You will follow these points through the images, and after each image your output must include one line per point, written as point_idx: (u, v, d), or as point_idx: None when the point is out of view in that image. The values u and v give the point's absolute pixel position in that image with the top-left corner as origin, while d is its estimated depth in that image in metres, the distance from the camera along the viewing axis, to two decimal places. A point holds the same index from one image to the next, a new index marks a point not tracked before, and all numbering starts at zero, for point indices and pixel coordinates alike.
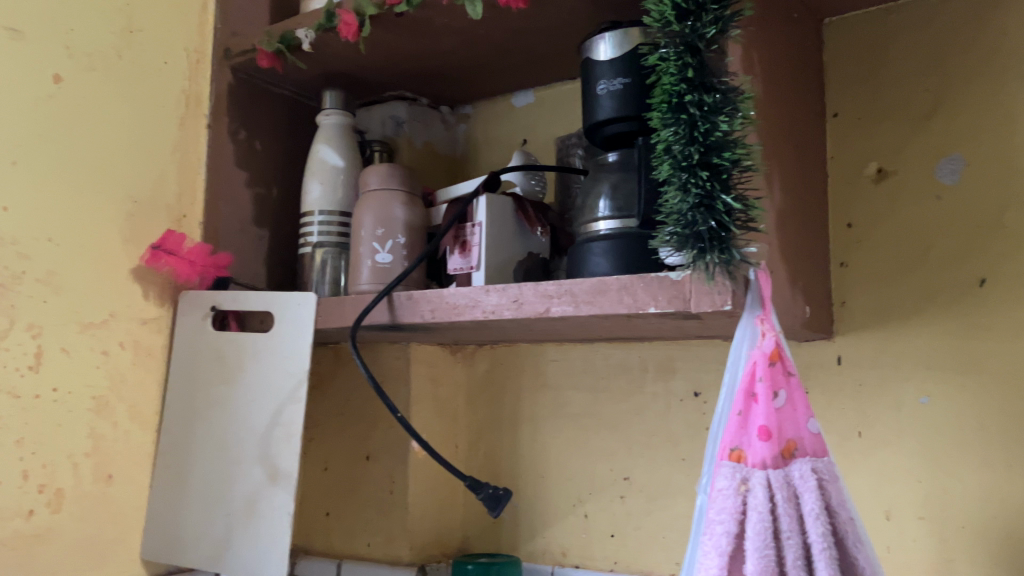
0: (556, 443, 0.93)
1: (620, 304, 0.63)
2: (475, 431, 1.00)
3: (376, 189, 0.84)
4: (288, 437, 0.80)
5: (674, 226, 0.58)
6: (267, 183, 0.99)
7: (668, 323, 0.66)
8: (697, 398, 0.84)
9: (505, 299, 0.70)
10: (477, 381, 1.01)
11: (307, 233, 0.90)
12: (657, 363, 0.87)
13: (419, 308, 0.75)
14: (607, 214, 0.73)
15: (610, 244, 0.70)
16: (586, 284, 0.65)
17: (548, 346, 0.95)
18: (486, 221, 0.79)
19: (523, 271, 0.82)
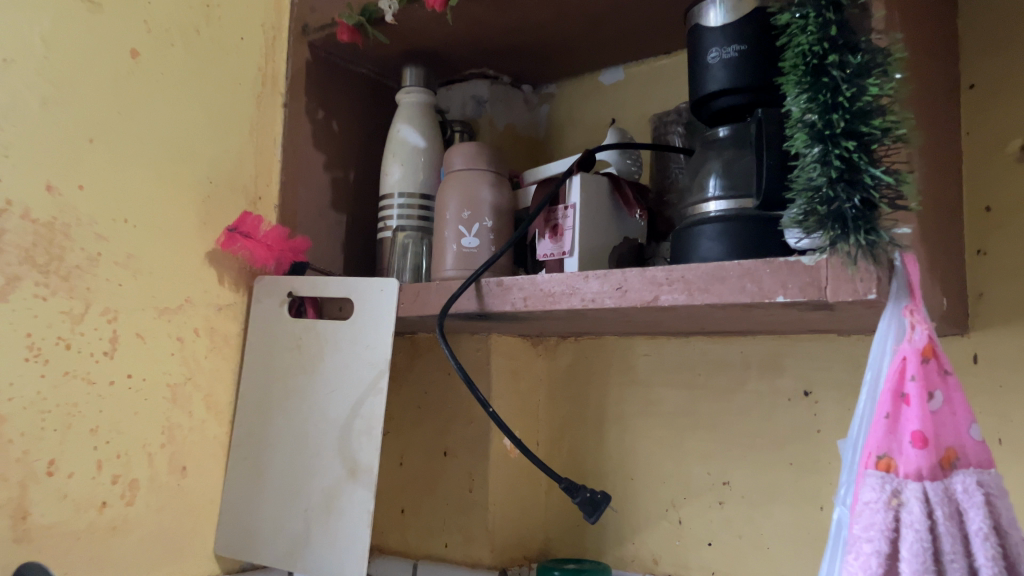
0: (648, 443, 0.87)
1: (743, 292, 0.56)
2: (557, 428, 0.95)
3: (463, 172, 0.78)
4: (370, 430, 0.76)
5: (810, 204, 0.52)
6: (345, 166, 0.95)
7: (791, 314, 0.59)
8: (807, 397, 0.77)
9: (607, 286, 0.64)
10: (560, 376, 0.95)
11: (386, 217, 0.86)
12: (762, 359, 0.80)
13: (510, 295, 0.70)
14: (718, 193, 0.66)
15: (726, 226, 0.63)
16: (704, 269, 0.59)
17: (638, 340, 0.89)
18: (580, 203, 0.73)
19: (617, 257, 0.76)
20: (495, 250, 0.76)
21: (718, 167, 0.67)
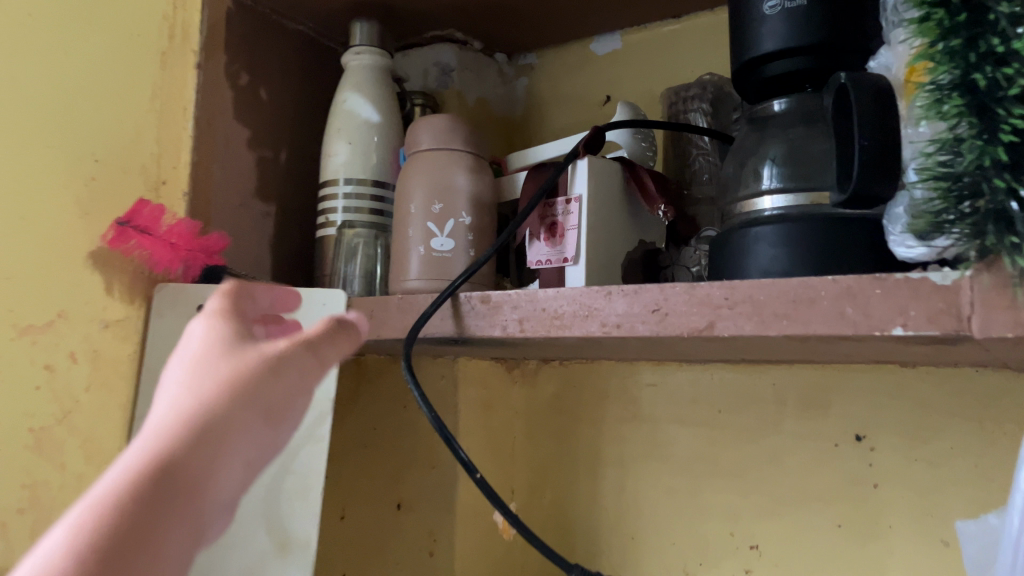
0: (653, 494, 0.71)
1: (842, 321, 0.41)
2: (537, 473, 0.80)
3: (433, 154, 0.60)
4: (300, 488, 0.61)
5: (944, 200, 0.37)
6: (275, 145, 0.74)
7: (887, 349, 0.44)
8: (860, 443, 0.62)
9: (638, 306, 0.47)
10: (541, 407, 0.80)
11: (328, 210, 0.67)
12: (801, 394, 0.65)
13: (500, 316, 0.53)
14: (775, 185, 0.51)
15: (793, 229, 0.47)
16: (782, 288, 0.43)
17: (642, 366, 0.73)
18: (588, 196, 0.56)
19: (627, 266, 0.60)
20: (474, 257, 0.59)
21: (776, 152, 0.52)
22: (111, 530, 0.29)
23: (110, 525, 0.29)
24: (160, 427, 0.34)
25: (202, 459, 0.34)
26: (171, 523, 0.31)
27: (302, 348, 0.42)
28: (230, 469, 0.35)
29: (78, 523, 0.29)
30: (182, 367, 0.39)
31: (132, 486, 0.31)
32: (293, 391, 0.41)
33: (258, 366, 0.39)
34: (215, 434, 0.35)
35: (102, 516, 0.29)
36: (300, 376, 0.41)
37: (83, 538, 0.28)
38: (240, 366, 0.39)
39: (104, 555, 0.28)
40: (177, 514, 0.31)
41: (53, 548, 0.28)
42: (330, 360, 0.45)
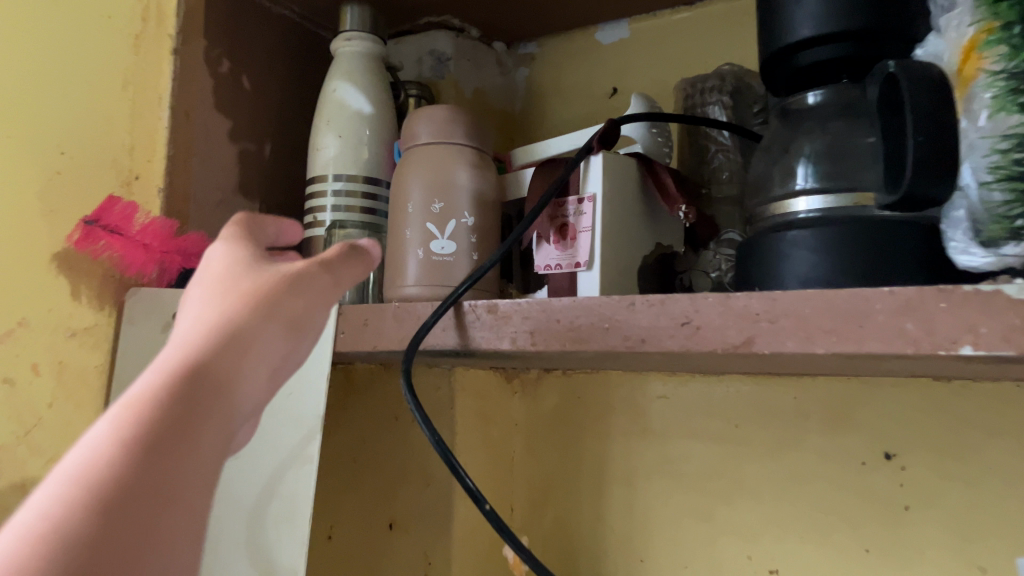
0: (664, 514, 0.67)
1: (900, 339, 0.36)
2: (538, 488, 0.76)
3: (431, 148, 0.55)
4: (284, 514, 0.56)
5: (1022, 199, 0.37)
6: (258, 137, 0.69)
7: (940, 364, 0.40)
8: (890, 461, 0.58)
9: (664, 319, 0.43)
10: (542, 421, 0.76)
11: (316, 208, 0.62)
12: (825, 409, 0.60)
13: (509, 327, 0.48)
14: (812, 185, 0.47)
15: (834, 234, 0.43)
16: (830, 301, 0.38)
17: (652, 378, 0.69)
18: (602, 195, 0.52)
19: (643, 271, 0.55)
20: (478, 260, 0.54)
21: (812, 150, 0.48)
22: (128, 450, 0.26)
23: (126, 442, 0.26)
24: (176, 344, 0.31)
25: (220, 374, 0.30)
26: (193, 437, 0.27)
27: (318, 267, 0.37)
28: (249, 386, 0.31)
29: (94, 443, 0.26)
30: (197, 286, 0.35)
31: (149, 401, 0.27)
32: (316, 308, 0.36)
33: (273, 283, 0.35)
34: (229, 349, 0.31)
35: (118, 434, 0.26)
36: (318, 295, 0.36)
37: (97, 459, 0.25)
38: (254, 283, 0.35)
39: (117, 475, 0.25)
40: (201, 426, 0.28)
41: (67, 471, 0.25)
42: (346, 282, 0.38)
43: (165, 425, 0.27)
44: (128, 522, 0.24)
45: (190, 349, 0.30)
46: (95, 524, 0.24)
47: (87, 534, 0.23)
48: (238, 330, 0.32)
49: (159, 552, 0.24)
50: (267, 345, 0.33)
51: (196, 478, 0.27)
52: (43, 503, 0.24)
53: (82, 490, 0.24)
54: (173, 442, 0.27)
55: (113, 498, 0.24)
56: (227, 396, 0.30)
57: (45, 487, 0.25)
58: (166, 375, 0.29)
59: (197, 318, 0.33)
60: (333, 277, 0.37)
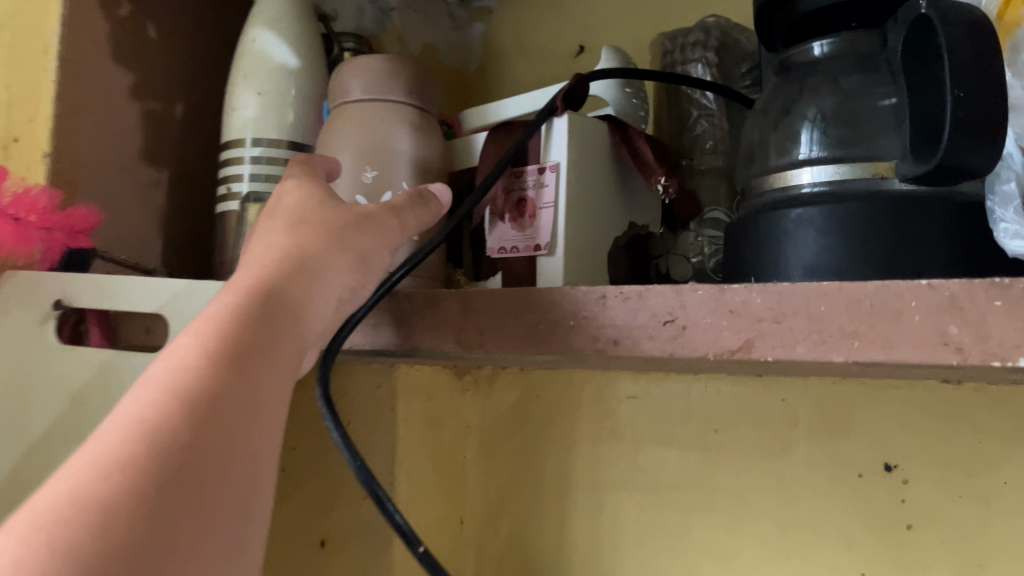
0: (633, 529, 0.60)
1: (941, 347, 0.28)
2: (495, 498, 0.69)
3: (363, 107, 0.46)
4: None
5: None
6: (167, 95, 0.59)
7: (973, 372, 0.33)
8: (891, 474, 0.50)
9: (644, 316, 0.34)
10: (500, 423, 0.69)
11: (231, 177, 0.53)
12: (817, 414, 0.53)
13: (453, 321, 0.40)
14: (820, 154, 0.39)
15: (848, 212, 0.35)
16: (851, 296, 0.30)
17: (622, 375, 0.62)
18: (567, 164, 0.43)
19: (615, 256, 0.47)
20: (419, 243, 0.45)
21: (819, 113, 0.40)
22: (210, 369, 0.27)
23: (210, 362, 0.27)
24: (247, 270, 0.33)
25: (290, 303, 0.32)
26: (263, 363, 0.29)
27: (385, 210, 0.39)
28: (312, 319, 0.33)
29: (180, 358, 0.27)
30: (261, 221, 0.37)
31: (227, 326, 0.29)
32: (379, 249, 0.38)
33: (336, 222, 0.36)
34: (297, 282, 0.33)
35: (203, 351, 0.28)
36: (382, 240, 0.38)
37: (185, 374, 0.27)
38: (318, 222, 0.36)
39: (203, 390, 0.26)
40: (272, 353, 0.30)
41: (158, 380, 0.26)
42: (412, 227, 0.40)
43: (242, 349, 0.28)
44: (214, 432, 0.25)
45: (261, 279, 0.32)
46: (188, 429, 0.25)
47: (178, 445, 0.24)
48: (301, 270, 0.33)
49: (240, 461, 0.26)
50: (330, 281, 0.34)
51: (266, 400, 0.28)
52: (138, 407, 0.25)
53: (173, 398, 0.26)
54: (249, 364, 0.28)
55: (202, 409, 0.26)
56: (294, 327, 0.32)
57: (136, 394, 0.26)
58: (241, 300, 0.31)
59: (262, 252, 0.34)
60: (392, 221, 0.39)
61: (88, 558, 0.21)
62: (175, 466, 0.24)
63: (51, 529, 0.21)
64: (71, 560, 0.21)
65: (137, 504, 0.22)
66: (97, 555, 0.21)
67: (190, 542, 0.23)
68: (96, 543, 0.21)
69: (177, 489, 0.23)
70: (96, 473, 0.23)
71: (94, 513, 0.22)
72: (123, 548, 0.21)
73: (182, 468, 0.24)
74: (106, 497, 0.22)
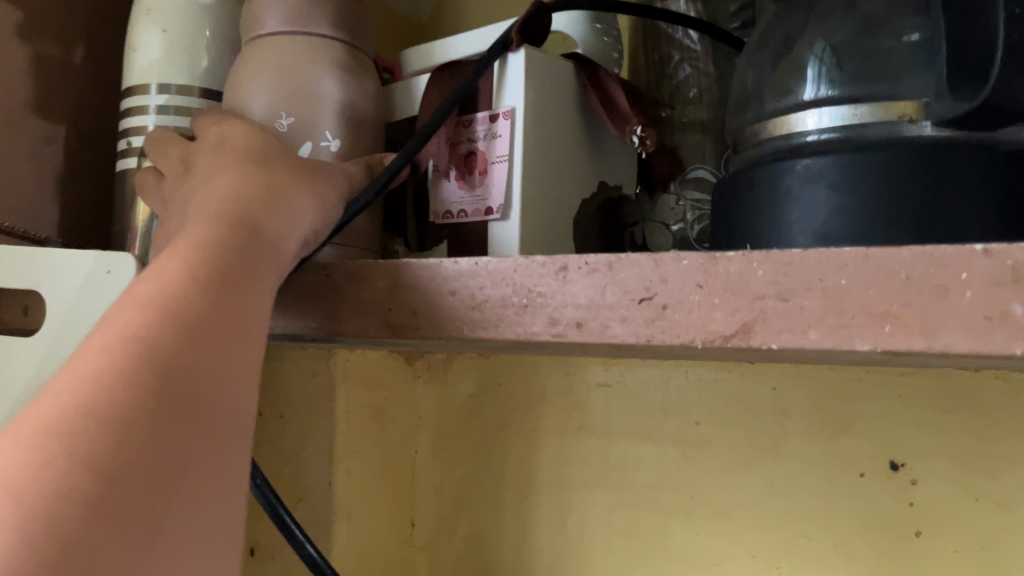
0: (605, 533, 0.54)
1: (1000, 333, 0.21)
2: (452, 497, 0.63)
3: (281, 45, 0.38)
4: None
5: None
6: (62, 37, 0.50)
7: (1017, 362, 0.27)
8: (897, 474, 0.44)
9: (615, 292, 0.27)
10: (455, 414, 0.63)
11: (131, 130, 0.45)
12: (813, 406, 0.47)
13: (381, 300, 0.32)
14: (829, 93, 0.32)
15: (867, 161, 0.28)
16: (880, 267, 0.23)
17: (592, 360, 0.55)
18: (524, 109, 0.36)
19: (583, 222, 0.40)
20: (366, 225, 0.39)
21: (829, 44, 0.33)
22: (195, 291, 0.26)
23: (197, 283, 0.26)
24: (214, 194, 0.31)
25: (267, 234, 0.30)
26: (248, 291, 0.28)
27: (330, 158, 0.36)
28: (291, 246, 0.32)
29: (166, 277, 0.26)
30: (218, 147, 0.34)
31: (211, 248, 0.28)
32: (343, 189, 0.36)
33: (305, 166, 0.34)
34: (275, 210, 0.31)
35: (186, 272, 0.27)
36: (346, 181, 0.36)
37: (172, 294, 0.26)
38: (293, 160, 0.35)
39: (191, 312, 0.25)
40: (257, 277, 0.29)
41: (147, 298, 0.25)
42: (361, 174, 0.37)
43: (225, 274, 0.27)
44: (203, 355, 0.25)
45: (235, 204, 0.30)
46: (181, 350, 0.24)
47: (174, 364, 0.24)
48: (271, 198, 0.31)
49: (230, 384, 0.25)
50: (298, 217, 0.32)
51: (254, 323, 0.28)
52: (129, 325, 0.24)
53: (163, 319, 0.25)
54: (231, 289, 0.27)
55: (196, 329, 0.25)
56: (275, 252, 0.30)
57: (123, 313, 0.25)
58: (219, 225, 0.29)
59: (223, 180, 0.32)
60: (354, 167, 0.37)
61: (93, 469, 0.21)
62: (169, 386, 0.23)
63: (52, 435, 0.21)
64: (76, 469, 0.20)
65: (140, 420, 0.22)
66: (103, 467, 0.21)
67: (187, 460, 0.23)
68: (106, 454, 0.21)
69: (174, 409, 0.23)
70: (91, 383, 0.22)
71: (104, 426, 0.21)
72: (135, 463, 0.21)
73: (177, 387, 0.23)
74: (111, 415, 0.22)
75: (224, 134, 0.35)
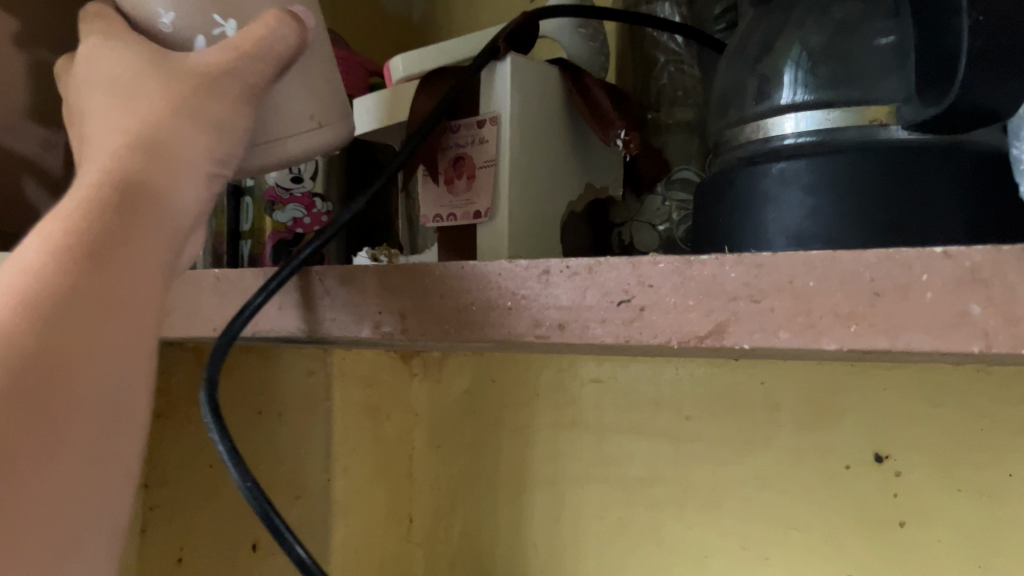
0: (597, 526, 0.55)
1: (961, 331, 0.22)
2: (448, 491, 0.64)
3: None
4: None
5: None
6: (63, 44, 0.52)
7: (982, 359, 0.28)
8: (881, 465, 0.45)
9: (598, 295, 0.28)
10: (450, 412, 0.64)
11: None
12: (801, 400, 0.48)
13: (371, 303, 0.33)
14: (803, 97, 0.33)
15: (844, 166, 0.29)
16: (847, 269, 0.24)
17: (584, 357, 0.56)
18: (509, 115, 0.37)
19: (572, 225, 0.41)
20: (321, 132, 0.33)
21: (804, 49, 0.34)
22: (60, 264, 0.23)
23: (63, 254, 0.24)
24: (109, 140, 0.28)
25: (155, 183, 0.27)
26: (127, 252, 0.25)
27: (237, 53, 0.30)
28: (184, 194, 0.28)
29: (28, 253, 0.24)
30: (97, 72, 0.30)
31: (90, 212, 0.25)
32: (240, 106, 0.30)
33: (192, 77, 0.29)
34: (163, 159, 0.28)
35: (49, 244, 0.24)
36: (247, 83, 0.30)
37: (33, 267, 0.23)
38: (175, 74, 0.29)
39: (53, 284, 0.23)
40: (145, 227, 0.26)
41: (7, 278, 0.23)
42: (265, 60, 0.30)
43: (100, 237, 0.25)
44: (60, 332, 0.22)
45: (130, 153, 0.27)
46: (36, 329, 0.22)
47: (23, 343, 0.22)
48: (160, 143, 0.28)
49: (96, 359, 0.23)
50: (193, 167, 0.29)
51: (138, 285, 0.25)
52: None
53: (15, 301, 0.22)
54: (109, 256, 0.24)
55: (53, 303, 0.23)
56: (167, 206, 0.27)
57: None
58: (98, 182, 0.26)
59: (122, 132, 0.28)
60: (252, 70, 0.30)
61: None
62: (16, 369, 0.21)
63: None
64: None
65: None
66: None
67: (34, 446, 0.21)
68: None
69: (21, 394, 0.21)
70: None
71: None
72: None
73: (25, 368, 0.21)
74: None
75: (102, 60, 0.30)
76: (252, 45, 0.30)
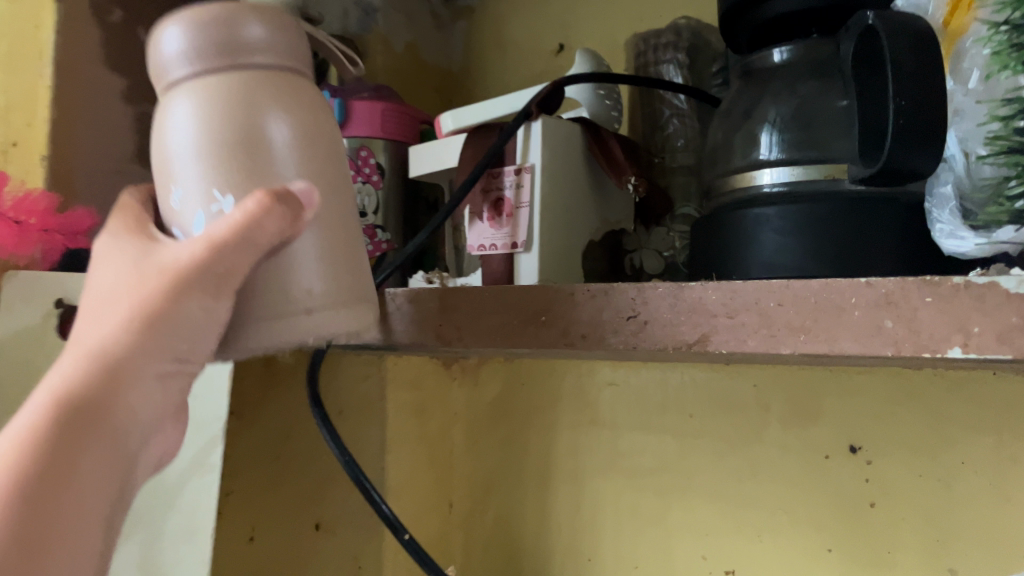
0: (614, 510, 0.64)
1: (879, 339, 0.30)
2: (482, 483, 0.72)
3: (190, 92, 0.29)
4: (202, 557, 0.50)
5: (1022, 173, 0.31)
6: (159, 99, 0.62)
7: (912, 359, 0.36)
8: (855, 455, 0.53)
9: (613, 313, 0.37)
10: (483, 412, 0.72)
11: None
12: (787, 401, 0.56)
13: (433, 318, 0.42)
14: (776, 155, 0.41)
15: (805, 213, 0.37)
16: (797, 294, 0.32)
17: (601, 363, 0.65)
18: (541, 165, 0.46)
19: (592, 252, 0.50)
20: (314, 319, 0.29)
21: (777, 115, 0.42)
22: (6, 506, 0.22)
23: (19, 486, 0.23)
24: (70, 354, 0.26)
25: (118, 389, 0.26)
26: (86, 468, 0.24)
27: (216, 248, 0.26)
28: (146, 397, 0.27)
29: None
30: (91, 277, 0.29)
31: (39, 437, 0.24)
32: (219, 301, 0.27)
33: (161, 276, 0.26)
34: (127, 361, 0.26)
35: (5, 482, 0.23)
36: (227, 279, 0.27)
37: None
38: (146, 273, 0.27)
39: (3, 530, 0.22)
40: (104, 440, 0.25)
41: None
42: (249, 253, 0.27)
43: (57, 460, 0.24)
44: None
45: (85, 372, 0.25)
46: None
47: None
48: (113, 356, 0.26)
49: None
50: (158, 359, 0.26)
51: (94, 504, 0.24)
52: None
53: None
54: (57, 487, 0.24)
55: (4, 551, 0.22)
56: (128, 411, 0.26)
57: None
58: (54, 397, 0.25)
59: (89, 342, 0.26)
60: (235, 258, 0.26)
61: None
62: None
63: None
64: None
65: None
66: None
67: None
68: None
69: None
70: None
71: None
72: None
73: None
74: None
75: (106, 258, 0.29)
76: (231, 237, 0.26)
